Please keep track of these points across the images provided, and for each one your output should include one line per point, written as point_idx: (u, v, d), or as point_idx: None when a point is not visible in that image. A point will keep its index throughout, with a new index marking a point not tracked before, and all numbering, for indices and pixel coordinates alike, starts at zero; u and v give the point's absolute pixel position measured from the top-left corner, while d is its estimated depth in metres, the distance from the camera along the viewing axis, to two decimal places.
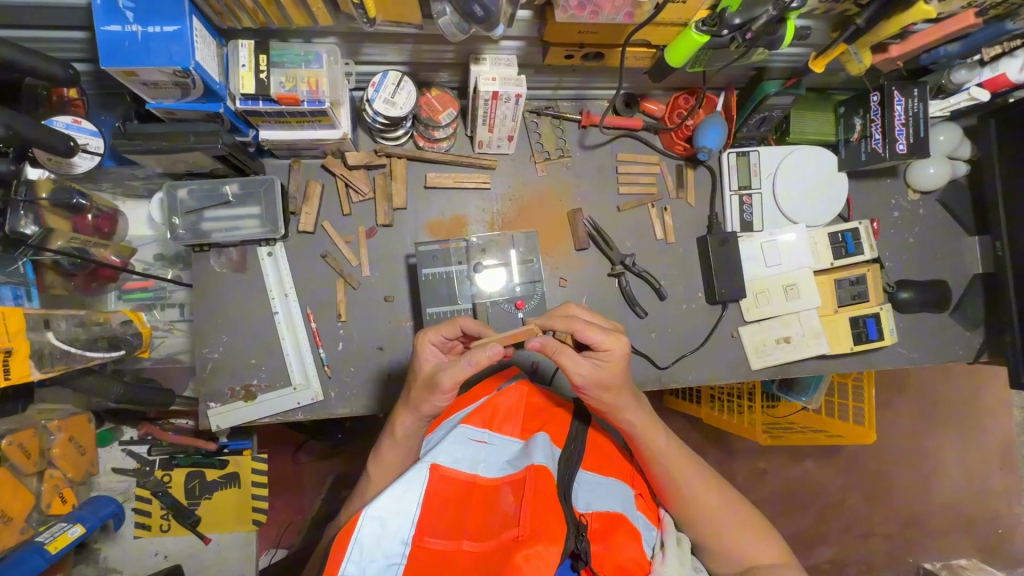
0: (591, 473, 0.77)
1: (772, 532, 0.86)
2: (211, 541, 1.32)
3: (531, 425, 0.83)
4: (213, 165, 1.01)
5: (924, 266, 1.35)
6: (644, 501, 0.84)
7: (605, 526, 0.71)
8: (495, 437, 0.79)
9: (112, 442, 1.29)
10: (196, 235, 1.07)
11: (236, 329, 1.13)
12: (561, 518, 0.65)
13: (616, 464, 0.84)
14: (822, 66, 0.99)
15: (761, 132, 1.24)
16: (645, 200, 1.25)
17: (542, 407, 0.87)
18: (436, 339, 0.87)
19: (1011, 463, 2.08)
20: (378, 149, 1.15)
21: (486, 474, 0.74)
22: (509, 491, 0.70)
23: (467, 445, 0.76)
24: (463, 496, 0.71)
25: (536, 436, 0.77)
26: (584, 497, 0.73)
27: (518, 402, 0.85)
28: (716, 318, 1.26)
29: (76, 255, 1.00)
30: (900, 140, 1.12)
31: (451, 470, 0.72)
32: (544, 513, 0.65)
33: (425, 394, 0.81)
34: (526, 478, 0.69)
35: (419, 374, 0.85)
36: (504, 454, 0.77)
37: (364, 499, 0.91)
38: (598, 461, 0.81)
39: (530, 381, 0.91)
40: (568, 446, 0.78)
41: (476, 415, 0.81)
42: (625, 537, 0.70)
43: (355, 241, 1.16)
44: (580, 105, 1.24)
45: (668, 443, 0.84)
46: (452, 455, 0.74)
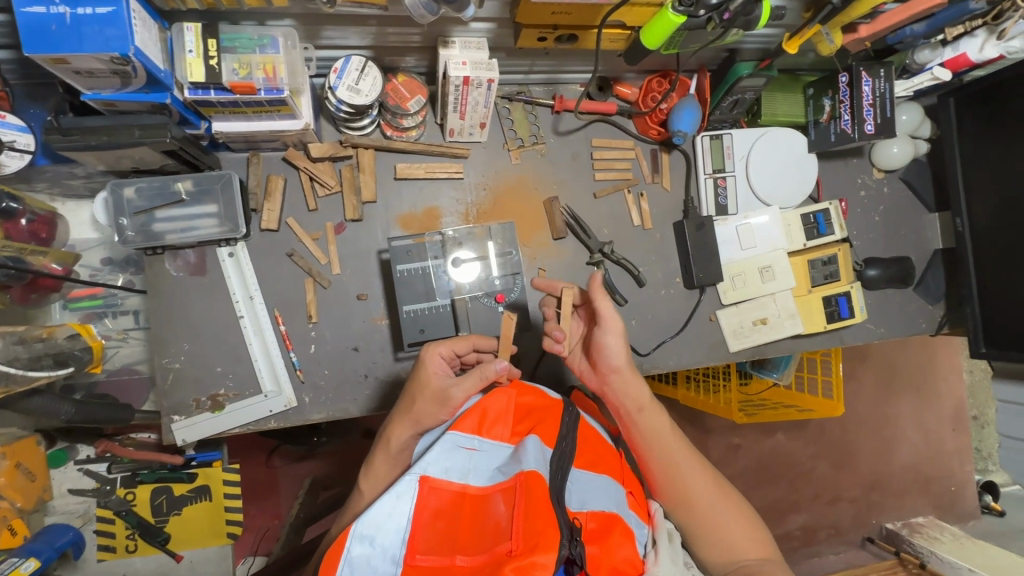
0: (583, 472, 0.76)
1: (759, 524, 0.87)
2: (183, 558, 1.25)
3: (521, 428, 0.81)
4: (162, 161, 0.93)
5: (890, 243, 1.39)
6: (635, 499, 0.82)
7: (600, 526, 0.70)
8: (485, 443, 0.77)
9: (67, 461, 1.20)
10: (147, 236, 1.00)
11: (198, 336, 1.06)
12: (553, 522, 0.62)
13: (608, 462, 0.83)
14: (795, 47, 0.99)
15: (734, 115, 1.24)
16: (621, 185, 1.24)
17: (531, 408, 0.86)
18: (445, 352, 0.87)
19: (964, 425, 2.20)
20: (343, 140, 1.08)
21: (476, 483, 0.72)
22: (501, 499, 0.69)
23: (457, 453, 0.74)
24: (454, 507, 0.70)
25: (526, 439, 0.75)
26: (578, 496, 0.73)
27: (508, 405, 0.82)
28: (694, 302, 1.26)
29: (12, 264, 0.91)
30: (869, 121, 1.14)
31: (441, 480, 0.71)
32: (536, 520, 0.62)
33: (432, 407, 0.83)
34: (517, 486, 0.68)
35: (423, 386, 0.83)
36: (494, 461, 0.75)
37: (347, 510, 0.87)
38: (590, 459, 0.80)
39: (518, 382, 0.89)
40: (559, 445, 0.76)
41: (466, 419, 0.79)
42: (619, 538, 0.69)
43: (323, 238, 1.10)
44: (553, 90, 1.20)
45: (660, 426, 0.89)
46: (441, 465, 0.72)
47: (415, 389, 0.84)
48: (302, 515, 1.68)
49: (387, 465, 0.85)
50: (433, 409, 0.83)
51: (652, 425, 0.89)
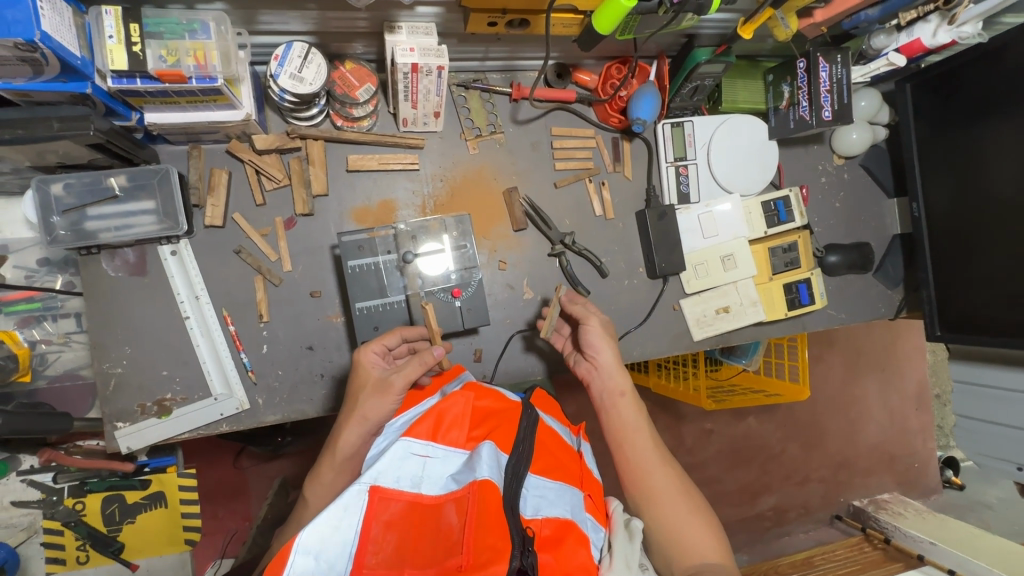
0: (539, 478, 0.75)
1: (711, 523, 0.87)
2: (139, 567, 1.22)
3: (477, 432, 0.79)
4: (89, 155, 0.87)
5: (850, 229, 1.40)
6: (593, 502, 0.81)
7: (554, 534, 0.69)
8: (438, 450, 0.74)
9: (9, 473, 1.14)
10: (80, 236, 0.94)
11: (142, 340, 1.01)
12: (505, 534, 0.63)
13: (566, 467, 0.81)
14: (749, 32, 0.98)
15: (695, 101, 1.23)
16: (582, 174, 1.22)
17: (489, 411, 0.83)
18: (378, 348, 0.90)
19: (926, 404, 2.27)
20: (290, 130, 1.03)
21: (429, 491, 0.71)
22: (454, 508, 0.69)
23: (408, 461, 0.71)
24: (406, 518, 0.68)
25: (481, 446, 0.73)
26: (531, 503, 0.72)
27: (465, 410, 0.79)
28: (657, 292, 1.25)
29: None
30: (826, 107, 1.14)
31: (392, 490, 0.68)
32: (488, 535, 0.63)
33: (376, 398, 0.84)
34: (469, 495, 0.68)
35: (365, 382, 0.87)
36: (447, 468, 0.73)
37: (303, 514, 0.86)
38: (547, 464, 0.79)
39: (475, 384, 0.86)
40: (515, 449, 0.75)
41: (420, 424, 0.76)
42: (574, 545, 0.68)
43: (273, 234, 1.06)
44: (511, 77, 1.17)
45: (635, 419, 0.95)
46: (393, 473, 0.69)
47: (357, 390, 0.87)
48: (269, 516, 1.60)
49: (331, 470, 0.84)
50: (379, 400, 0.84)
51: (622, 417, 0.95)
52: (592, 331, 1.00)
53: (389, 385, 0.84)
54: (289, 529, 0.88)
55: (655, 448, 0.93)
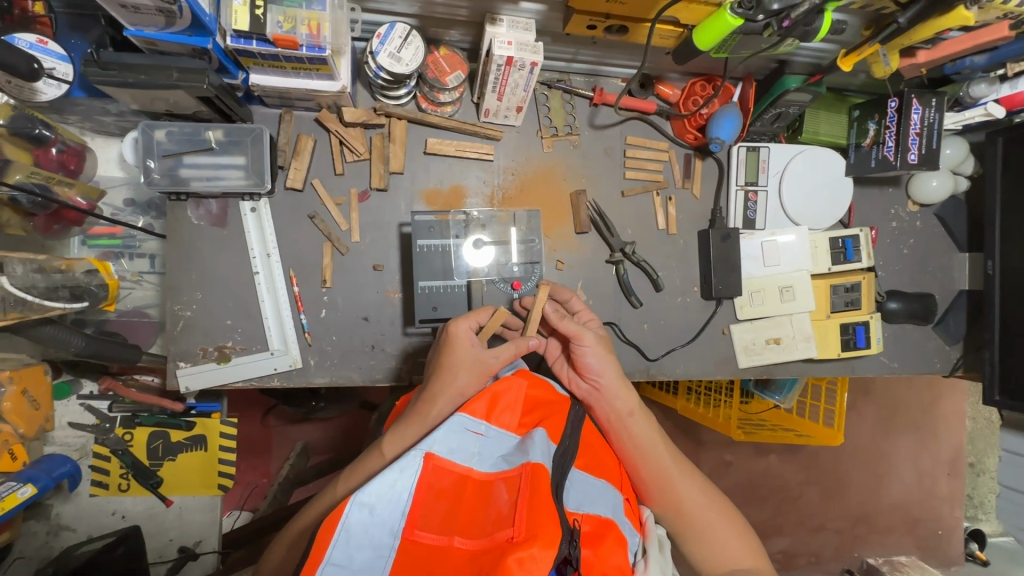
0: (583, 474, 0.76)
1: (748, 532, 0.91)
2: (172, 503, 1.27)
3: (528, 420, 0.81)
4: (195, 107, 0.92)
5: (914, 278, 1.36)
6: (630, 507, 0.83)
7: (595, 530, 0.70)
8: (491, 430, 0.76)
9: (70, 395, 1.21)
10: (173, 181, 0.99)
11: (212, 287, 1.06)
12: (556, 520, 0.62)
13: (609, 468, 0.83)
14: (850, 65, 0.96)
15: (775, 128, 1.21)
16: (650, 186, 1.22)
17: (540, 401, 0.84)
18: (469, 323, 0.91)
19: (960, 470, 2.17)
20: (378, 107, 1.07)
21: (481, 469, 0.72)
22: (504, 488, 0.69)
23: (463, 436, 0.74)
24: (456, 490, 0.69)
25: (533, 432, 0.75)
26: (575, 498, 0.73)
27: (519, 395, 0.81)
28: (709, 313, 1.24)
29: (36, 192, 0.91)
30: (913, 150, 1.11)
31: (445, 460, 0.70)
32: (539, 513, 0.62)
33: (472, 377, 0.87)
34: (521, 476, 0.68)
35: (455, 356, 0.88)
36: (499, 448, 0.75)
37: (374, 456, 0.84)
38: (592, 462, 0.80)
39: (529, 372, 0.87)
40: (563, 443, 0.76)
41: (478, 402, 0.78)
42: (613, 545, 0.68)
43: (346, 205, 1.10)
44: (593, 82, 1.18)
45: (648, 436, 0.92)
46: (447, 444, 0.71)
47: (449, 359, 0.88)
48: (291, 476, 1.69)
49: (419, 417, 0.84)
50: (476, 377, 0.87)
51: (639, 432, 0.92)
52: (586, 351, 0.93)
53: (487, 365, 0.88)
54: (348, 473, 0.85)
55: (677, 459, 0.91)
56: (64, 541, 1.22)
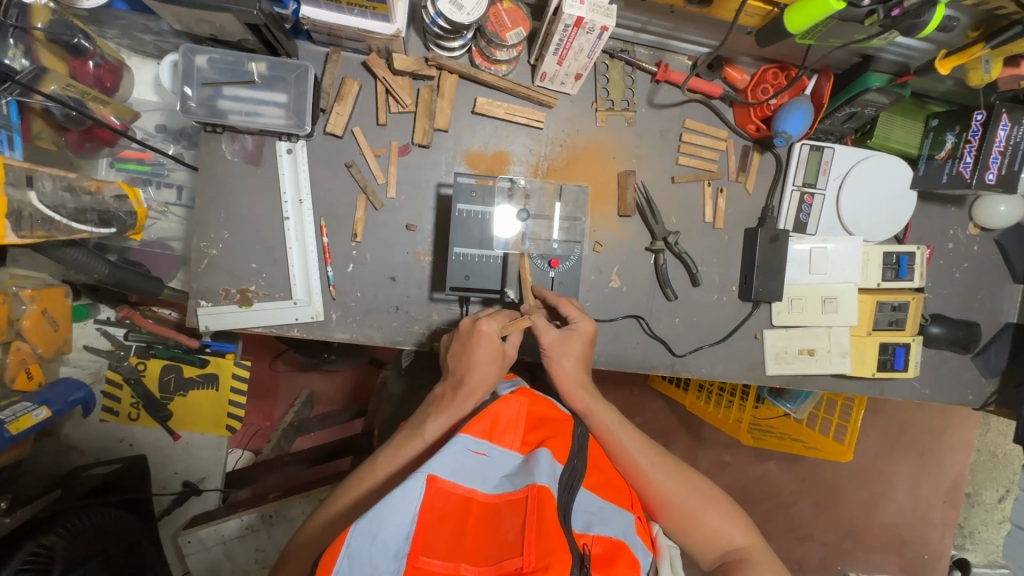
0: (591, 494, 0.79)
1: (735, 506, 0.88)
2: (180, 438, 1.27)
3: (532, 437, 0.83)
4: (241, 34, 0.87)
5: (961, 304, 1.30)
6: (642, 524, 0.81)
7: (607, 552, 0.70)
8: (495, 450, 0.80)
9: (87, 318, 1.20)
10: (210, 112, 0.94)
11: (239, 228, 1.02)
12: (565, 547, 0.65)
13: (617, 488, 0.83)
14: (947, 69, 0.88)
15: (844, 128, 1.13)
16: (702, 176, 1.15)
17: (542, 417, 0.88)
18: (493, 320, 0.89)
19: (958, 500, 2.15)
20: (429, 58, 1.01)
21: (484, 491, 0.74)
22: (509, 512, 0.70)
23: (467, 456, 0.76)
24: (461, 513, 0.71)
25: (537, 452, 0.77)
26: (584, 518, 0.74)
27: (519, 414, 0.85)
28: (745, 315, 1.19)
29: (68, 104, 0.87)
30: (992, 169, 1.05)
31: (449, 482, 0.72)
32: (548, 539, 0.65)
33: (495, 368, 0.88)
34: (528, 499, 0.70)
35: (480, 357, 0.88)
36: (503, 468, 0.78)
37: (416, 436, 0.84)
38: (598, 484, 0.81)
39: (530, 391, 0.91)
40: (570, 462, 0.79)
41: (477, 424, 0.81)
42: (624, 567, 0.68)
43: (385, 157, 1.05)
44: (658, 56, 1.11)
45: (619, 425, 0.91)
46: (451, 466, 0.74)
47: (478, 356, 0.88)
48: (294, 422, 1.70)
49: (456, 404, 0.87)
50: (491, 367, 0.88)
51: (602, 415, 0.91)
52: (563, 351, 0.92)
53: (504, 356, 0.90)
54: (388, 452, 0.85)
55: (651, 449, 0.90)
56: (72, 462, 1.22)
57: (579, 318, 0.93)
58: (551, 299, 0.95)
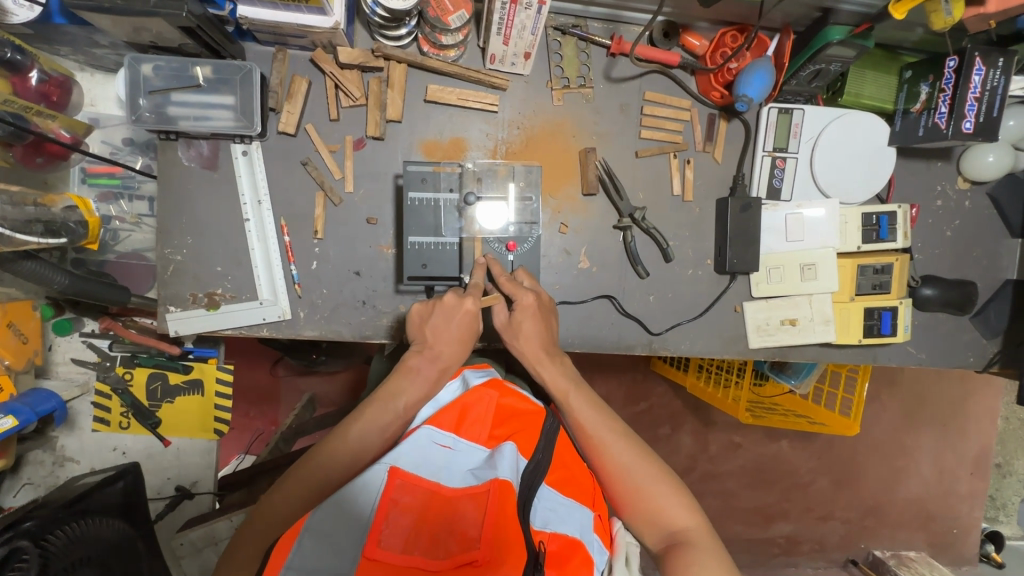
0: (553, 491, 0.77)
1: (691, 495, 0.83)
2: (170, 444, 1.29)
3: (499, 432, 0.82)
4: (180, 39, 0.88)
5: (957, 263, 1.24)
6: (602, 522, 0.80)
7: (562, 550, 0.71)
8: (460, 443, 0.79)
9: (72, 332, 1.24)
10: (161, 120, 0.95)
11: (202, 232, 1.03)
12: (522, 542, 0.67)
13: (582, 483, 0.81)
14: (903, 13, 0.84)
15: (812, 88, 1.10)
16: (667, 148, 1.12)
17: (512, 410, 0.86)
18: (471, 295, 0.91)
19: (984, 470, 2.06)
20: (375, 49, 1.00)
21: (449, 484, 0.73)
22: (471, 505, 0.70)
23: (430, 449, 0.77)
24: (424, 506, 0.70)
25: (503, 445, 0.77)
26: (542, 516, 0.74)
27: (488, 408, 0.84)
28: (722, 288, 1.17)
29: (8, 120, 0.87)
30: (968, 117, 0.99)
31: (411, 474, 0.72)
32: (506, 534, 0.67)
33: (467, 342, 0.91)
34: (489, 493, 0.70)
35: (456, 327, 0.90)
36: (468, 461, 0.77)
37: (390, 409, 0.84)
38: (565, 478, 0.80)
39: (501, 382, 0.90)
40: (535, 456, 0.78)
41: (444, 416, 0.81)
42: (578, 565, 0.69)
43: (341, 152, 1.04)
44: (612, 29, 1.08)
45: (583, 403, 0.89)
46: (413, 459, 0.74)
47: (455, 324, 0.91)
48: (294, 425, 1.70)
49: (429, 370, 0.88)
50: (465, 336, 0.91)
51: (559, 379, 0.90)
52: (525, 321, 0.91)
53: (473, 328, 0.91)
54: (360, 425, 0.82)
55: (608, 420, 0.87)
56: (69, 472, 1.26)
57: (520, 293, 0.91)
58: (495, 276, 0.93)
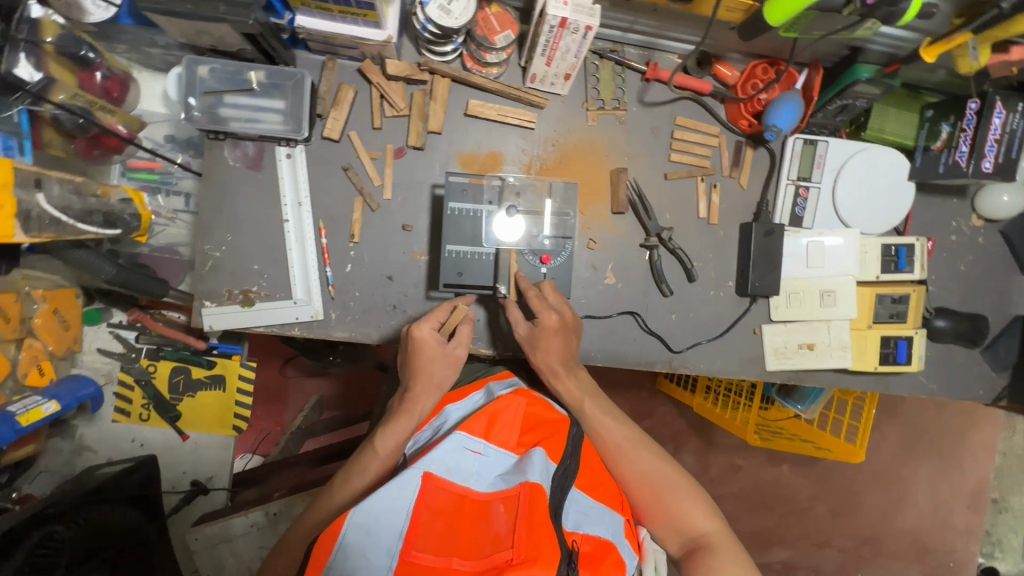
0: (583, 495, 0.79)
1: (707, 499, 0.87)
2: (188, 438, 1.30)
3: (527, 439, 0.84)
4: (239, 44, 0.91)
5: (969, 297, 1.28)
6: (631, 527, 0.83)
7: (594, 551, 0.72)
8: (490, 448, 0.80)
9: (100, 322, 1.25)
10: (212, 120, 0.98)
11: (242, 231, 1.05)
12: (554, 541, 0.68)
13: (610, 488, 0.84)
14: (933, 56, 0.90)
15: (838, 122, 1.14)
16: (695, 172, 1.16)
17: (537, 417, 0.88)
18: (431, 322, 0.94)
19: (982, 505, 2.08)
20: (422, 63, 1.04)
21: (479, 489, 0.74)
22: (503, 508, 0.72)
23: (462, 454, 0.77)
24: (456, 509, 0.72)
25: (532, 452, 0.78)
26: (574, 517, 0.75)
27: (518, 415, 0.85)
28: (743, 310, 1.19)
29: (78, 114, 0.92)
30: (988, 158, 1.03)
31: (443, 480, 0.73)
32: (539, 535, 0.67)
33: (446, 364, 0.92)
34: (520, 496, 0.72)
35: (428, 356, 0.92)
36: (497, 468, 0.78)
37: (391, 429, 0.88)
38: (592, 483, 0.82)
39: (527, 391, 0.92)
40: (564, 462, 0.80)
41: (474, 422, 0.82)
42: (611, 566, 0.71)
43: (381, 160, 1.08)
44: (648, 55, 1.13)
45: (599, 413, 0.93)
46: (446, 463, 0.74)
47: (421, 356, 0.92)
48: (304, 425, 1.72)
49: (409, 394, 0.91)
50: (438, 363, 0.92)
51: (573, 391, 0.94)
52: (553, 340, 0.94)
53: (450, 354, 0.93)
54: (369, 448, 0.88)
55: (626, 429, 0.91)
56: (86, 461, 1.26)
57: (544, 312, 0.93)
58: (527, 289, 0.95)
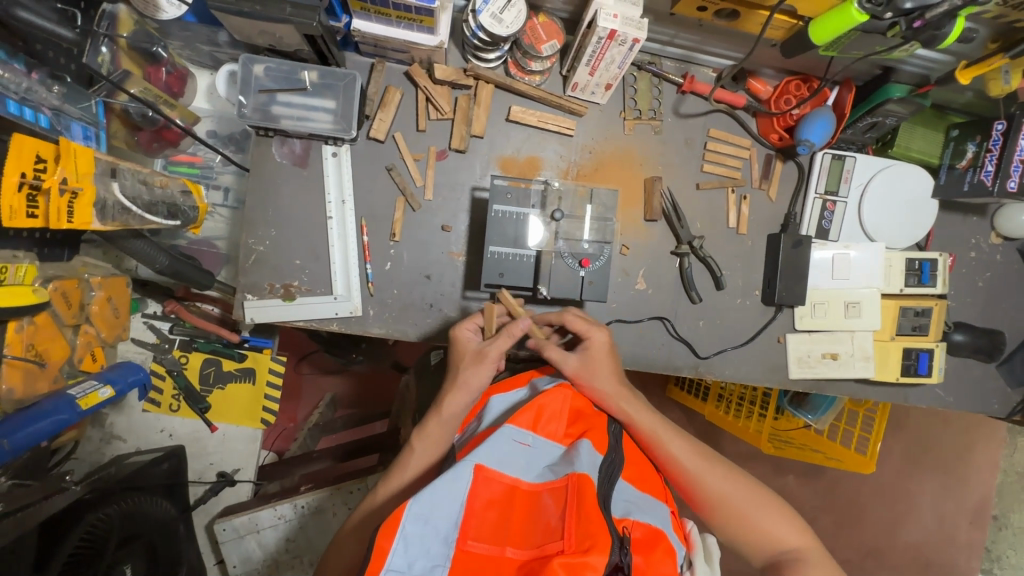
0: (629, 485, 0.82)
1: (788, 512, 0.91)
2: (216, 430, 1.31)
3: (572, 430, 0.87)
4: (297, 45, 0.94)
5: (986, 313, 1.31)
6: (677, 518, 0.86)
7: (645, 537, 0.73)
8: (538, 440, 0.82)
9: (136, 312, 1.27)
10: (264, 117, 1.00)
11: (286, 226, 1.08)
12: (605, 528, 0.67)
13: (654, 481, 0.87)
14: (967, 79, 0.94)
15: (866, 138, 1.17)
16: (726, 182, 1.19)
17: (580, 410, 0.91)
18: (471, 325, 0.99)
19: (983, 520, 2.04)
20: (468, 68, 1.06)
21: (527, 479, 0.76)
22: (551, 499, 0.73)
23: (510, 445, 0.78)
24: (507, 498, 0.73)
25: (579, 444, 0.80)
26: (622, 506, 0.76)
27: (563, 406, 0.87)
28: (769, 318, 1.22)
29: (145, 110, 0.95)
30: (1014, 177, 1.06)
31: (494, 471, 0.74)
32: (590, 524, 0.67)
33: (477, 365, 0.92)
34: (568, 487, 0.73)
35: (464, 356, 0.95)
36: (544, 458, 0.80)
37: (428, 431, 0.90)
38: (637, 475, 0.85)
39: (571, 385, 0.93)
40: (610, 454, 0.82)
41: (521, 415, 0.83)
42: (663, 555, 0.72)
43: (424, 161, 1.10)
44: (684, 68, 1.16)
45: (676, 438, 0.94)
46: (496, 455, 0.76)
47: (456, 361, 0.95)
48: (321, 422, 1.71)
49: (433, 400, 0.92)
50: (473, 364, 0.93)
51: (642, 414, 0.94)
52: (596, 353, 0.97)
53: (484, 354, 0.93)
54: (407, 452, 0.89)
55: (698, 449, 0.93)
56: (115, 450, 1.28)
57: (592, 332, 0.98)
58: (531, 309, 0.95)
